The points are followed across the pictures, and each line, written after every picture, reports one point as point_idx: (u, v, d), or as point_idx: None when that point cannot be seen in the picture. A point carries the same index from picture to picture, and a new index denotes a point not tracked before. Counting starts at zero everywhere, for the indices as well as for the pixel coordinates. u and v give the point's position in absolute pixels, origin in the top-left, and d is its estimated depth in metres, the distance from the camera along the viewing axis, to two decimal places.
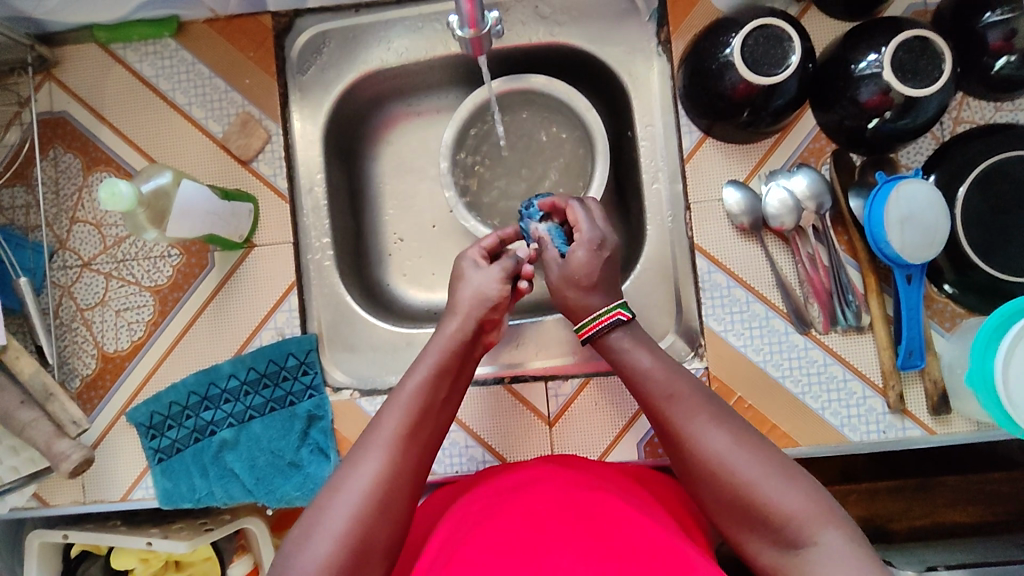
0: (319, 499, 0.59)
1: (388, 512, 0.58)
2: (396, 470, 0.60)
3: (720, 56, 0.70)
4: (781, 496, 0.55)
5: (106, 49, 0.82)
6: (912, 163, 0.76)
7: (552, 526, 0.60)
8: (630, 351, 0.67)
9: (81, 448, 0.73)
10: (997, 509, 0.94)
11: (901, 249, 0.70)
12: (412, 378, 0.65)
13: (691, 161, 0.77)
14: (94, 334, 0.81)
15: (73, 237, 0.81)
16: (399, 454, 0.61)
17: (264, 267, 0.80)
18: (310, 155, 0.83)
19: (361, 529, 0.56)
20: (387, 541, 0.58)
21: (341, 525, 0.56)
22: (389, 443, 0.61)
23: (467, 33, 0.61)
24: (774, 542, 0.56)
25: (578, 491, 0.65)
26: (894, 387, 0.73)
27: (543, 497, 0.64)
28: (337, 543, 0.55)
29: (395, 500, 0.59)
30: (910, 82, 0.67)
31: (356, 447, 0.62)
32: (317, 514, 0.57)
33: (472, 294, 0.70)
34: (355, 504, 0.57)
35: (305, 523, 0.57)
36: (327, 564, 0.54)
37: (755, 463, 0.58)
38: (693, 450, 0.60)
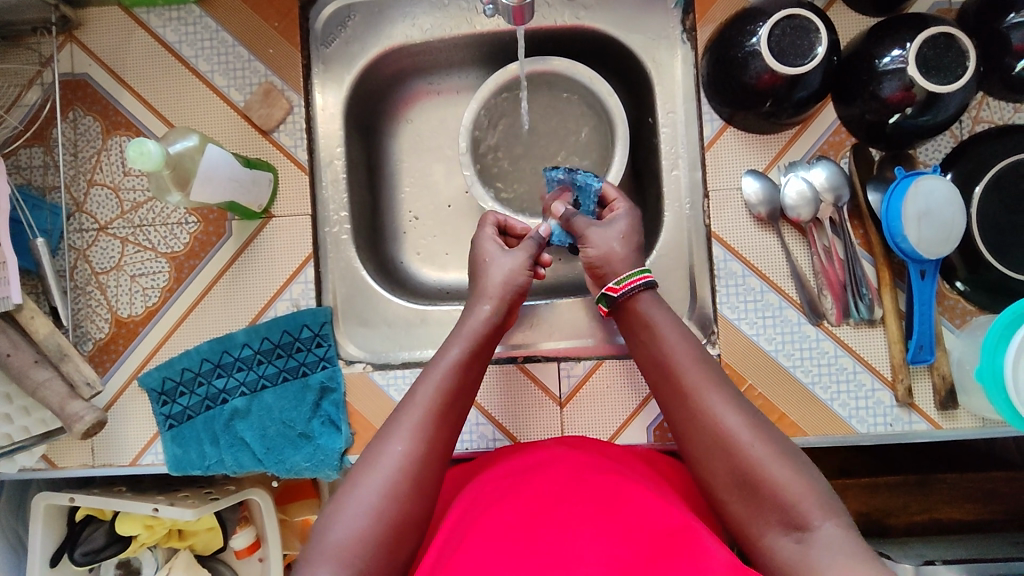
0: (351, 475, 0.60)
1: (422, 490, 0.58)
2: (429, 449, 0.60)
3: (746, 45, 0.70)
4: (789, 481, 0.56)
5: (130, 13, 0.82)
6: (930, 161, 0.77)
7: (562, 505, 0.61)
8: (654, 324, 0.66)
9: (95, 410, 0.73)
10: (993, 507, 0.95)
11: (918, 243, 0.70)
12: (445, 358, 0.65)
13: (712, 149, 0.78)
14: (109, 298, 0.81)
15: (90, 200, 0.81)
16: (432, 434, 0.61)
17: (280, 237, 0.80)
18: (330, 128, 0.83)
19: (395, 507, 0.57)
20: (420, 518, 0.58)
21: (375, 502, 0.57)
22: (424, 422, 0.61)
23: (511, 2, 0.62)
24: (781, 526, 0.55)
25: (589, 472, 0.66)
26: (902, 381, 0.74)
27: (556, 477, 0.65)
28: (370, 520, 0.56)
29: (429, 478, 0.59)
30: (934, 79, 0.67)
31: (387, 423, 0.62)
32: (350, 490, 0.58)
33: (503, 279, 0.71)
34: (389, 482, 0.58)
35: (338, 500, 0.58)
36: (362, 540, 0.55)
37: (766, 445, 0.58)
38: (710, 427, 0.60)
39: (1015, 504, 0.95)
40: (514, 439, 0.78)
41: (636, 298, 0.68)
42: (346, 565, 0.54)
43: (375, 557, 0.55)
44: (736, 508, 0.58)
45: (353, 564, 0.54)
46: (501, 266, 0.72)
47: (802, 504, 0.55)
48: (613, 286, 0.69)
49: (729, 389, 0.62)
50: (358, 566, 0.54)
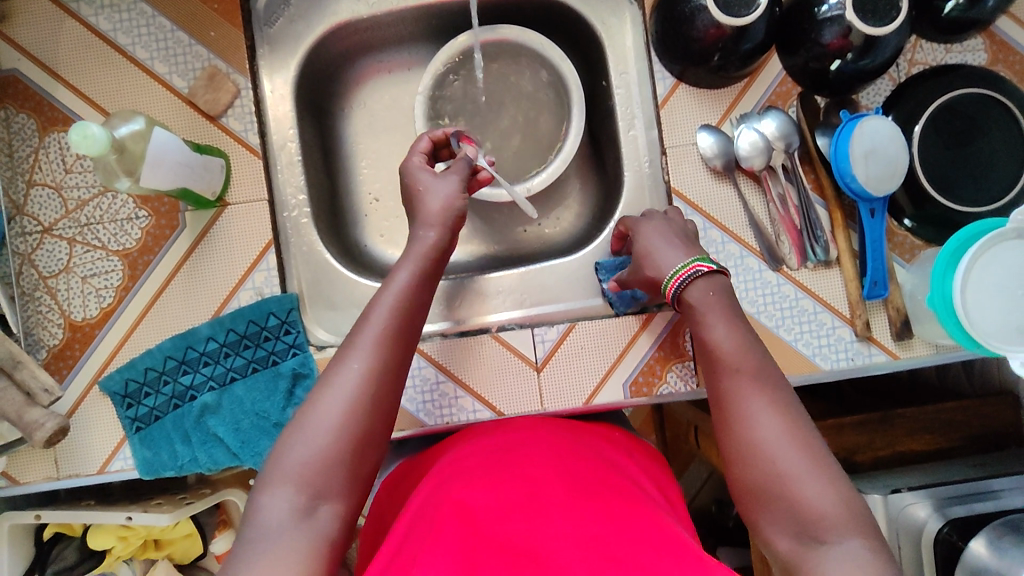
0: (310, 398, 0.59)
1: (382, 407, 0.59)
2: (384, 367, 0.60)
3: (691, 1, 0.72)
4: (790, 461, 0.53)
5: (58, 2, 0.78)
6: (872, 104, 0.79)
7: (546, 484, 0.61)
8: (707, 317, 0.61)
9: (56, 416, 0.70)
10: (951, 436, 1.00)
11: (866, 182, 0.72)
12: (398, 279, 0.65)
13: (666, 107, 0.79)
14: (60, 302, 0.78)
15: (31, 202, 0.78)
16: (389, 352, 0.60)
17: (238, 225, 0.78)
18: (281, 111, 0.81)
19: (354, 421, 0.57)
20: (379, 436, 0.58)
21: (334, 420, 0.56)
22: (378, 340, 0.60)
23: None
24: (786, 502, 0.52)
25: (565, 453, 0.67)
26: (860, 316, 0.76)
27: (543, 459, 0.65)
28: (330, 437, 0.55)
29: (387, 394, 0.59)
30: (869, 21, 0.70)
31: (344, 345, 0.61)
32: (309, 411, 0.57)
33: (443, 204, 0.69)
34: (348, 400, 0.57)
35: (297, 420, 0.57)
36: (322, 457, 0.55)
37: (789, 432, 0.54)
38: (739, 394, 0.56)
39: (971, 431, 1.00)
40: (495, 410, 0.78)
41: (689, 290, 0.63)
42: (305, 482, 0.54)
43: (339, 475, 0.55)
44: (731, 490, 0.56)
45: (315, 483, 0.54)
46: (438, 195, 0.70)
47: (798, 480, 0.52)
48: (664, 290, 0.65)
49: (761, 368, 0.58)
50: (317, 483, 0.54)
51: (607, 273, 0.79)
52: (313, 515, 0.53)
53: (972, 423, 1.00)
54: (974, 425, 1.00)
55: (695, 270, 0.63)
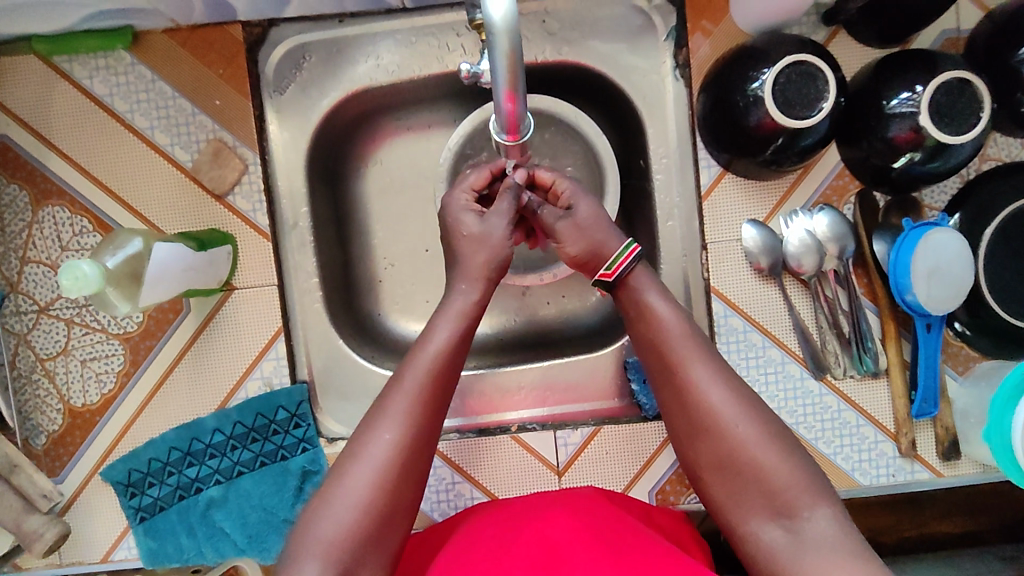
0: (338, 464, 0.55)
1: (414, 477, 0.55)
2: (417, 434, 0.55)
3: (747, 90, 0.64)
4: (775, 464, 0.53)
5: (49, 62, 0.71)
6: (935, 204, 0.72)
7: (565, 553, 0.58)
8: (647, 303, 0.60)
9: (54, 525, 0.72)
10: (981, 520, 0.97)
11: (925, 300, 0.67)
12: (435, 340, 0.59)
13: (710, 198, 0.73)
14: (59, 386, 0.74)
15: (25, 279, 0.72)
16: (424, 416, 0.56)
17: (245, 310, 0.73)
18: (293, 185, 0.75)
19: (386, 495, 0.53)
20: (410, 505, 0.55)
21: (362, 494, 0.53)
22: (411, 406, 0.56)
23: (506, 141, 0.53)
24: (768, 514, 0.53)
25: (588, 518, 0.63)
26: (906, 434, 0.72)
27: (562, 527, 0.62)
28: (359, 511, 0.52)
29: (418, 464, 0.55)
30: (946, 128, 0.62)
31: (375, 404, 0.57)
32: (337, 481, 0.54)
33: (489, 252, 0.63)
34: (379, 470, 0.53)
35: (325, 491, 0.54)
36: (350, 532, 0.52)
37: (753, 424, 0.55)
38: (698, 398, 0.56)
39: (1001, 516, 0.97)
40: None
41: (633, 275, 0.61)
42: (334, 560, 0.51)
43: (365, 557, 0.52)
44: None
45: (343, 560, 0.51)
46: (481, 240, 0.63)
47: (791, 493, 0.53)
48: (606, 271, 0.61)
49: (721, 365, 0.57)
50: (347, 560, 0.51)
51: (637, 373, 0.75)
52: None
53: (1003, 508, 0.97)
54: (1006, 510, 0.96)
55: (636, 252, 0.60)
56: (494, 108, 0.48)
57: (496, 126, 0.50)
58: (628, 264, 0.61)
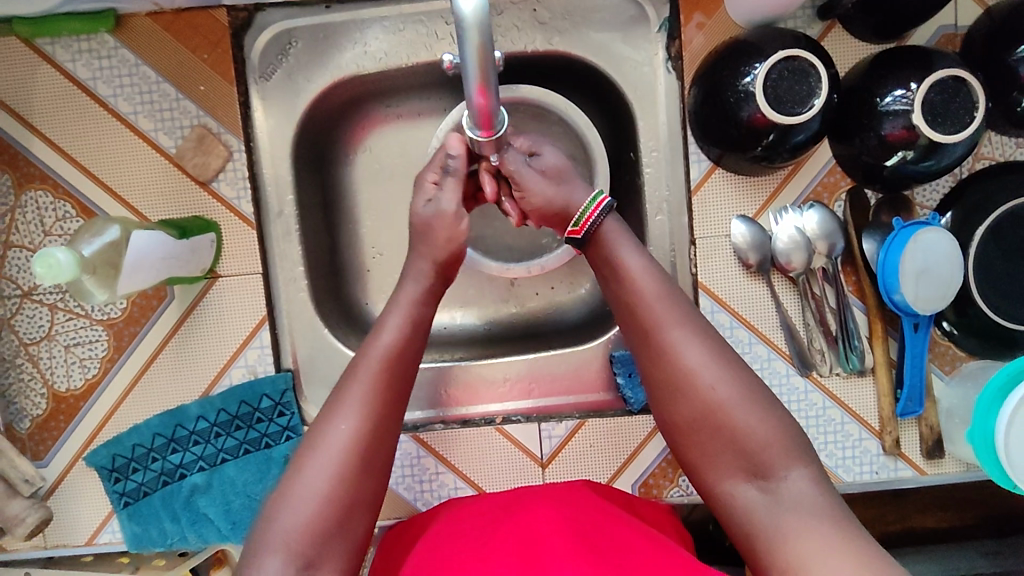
0: (296, 459, 0.56)
1: (373, 468, 0.55)
2: (374, 425, 0.56)
3: (739, 85, 0.63)
4: (753, 427, 0.54)
5: (29, 44, 0.70)
6: (926, 203, 0.72)
7: (547, 544, 0.58)
8: (620, 261, 0.60)
9: (37, 510, 0.68)
10: (964, 515, 0.98)
11: (914, 300, 0.67)
12: (387, 328, 0.60)
13: (699, 193, 0.72)
14: (43, 371, 0.74)
15: (9, 264, 0.72)
16: (379, 406, 0.57)
17: (230, 298, 0.73)
18: (279, 173, 0.74)
19: (345, 487, 0.54)
20: (372, 496, 0.56)
21: (321, 484, 0.53)
22: (366, 397, 0.56)
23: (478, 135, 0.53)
24: (746, 479, 0.54)
25: (572, 512, 0.64)
26: (890, 432, 0.72)
27: (544, 518, 0.62)
28: (320, 503, 0.53)
29: (377, 454, 0.56)
30: (939, 127, 0.61)
31: (330, 398, 0.58)
32: (295, 473, 0.54)
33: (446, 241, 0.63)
34: (336, 462, 0.54)
35: (283, 486, 0.54)
36: (312, 524, 0.52)
37: (732, 386, 0.55)
38: (677, 361, 0.56)
39: (985, 511, 0.97)
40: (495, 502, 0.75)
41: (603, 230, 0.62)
42: (295, 553, 0.51)
43: (329, 544, 0.52)
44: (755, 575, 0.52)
45: (304, 552, 0.51)
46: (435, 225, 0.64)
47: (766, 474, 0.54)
48: (574, 227, 0.62)
49: (708, 334, 0.58)
50: (308, 552, 0.51)
51: (622, 366, 0.75)
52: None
53: (987, 503, 0.97)
54: (989, 506, 0.97)
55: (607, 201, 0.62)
56: (466, 102, 0.48)
57: (469, 120, 0.50)
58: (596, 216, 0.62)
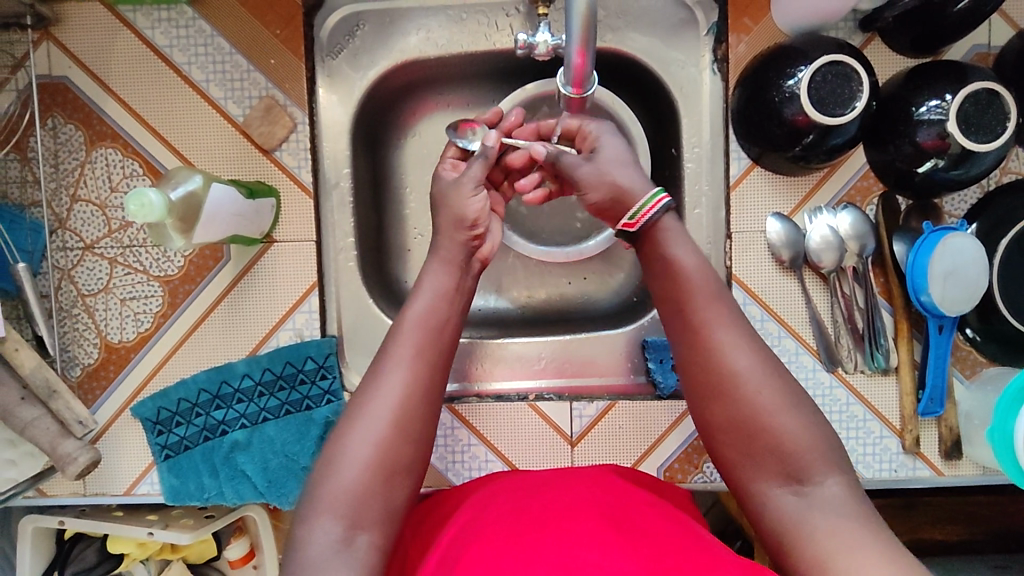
0: (337, 430, 0.58)
1: (411, 434, 0.57)
2: (414, 392, 0.58)
3: (783, 87, 0.67)
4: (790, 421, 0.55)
5: (114, 11, 0.74)
6: (955, 212, 0.75)
7: (581, 525, 0.60)
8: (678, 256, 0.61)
9: (88, 450, 0.71)
10: (974, 529, 0.99)
11: (940, 301, 0.70)
12: (421, 304, 0.63)
13: (737, 189, 0.75)
14: (97, 322, 0.76)
15: (74, 217, 0.75)
16: (415, 376, 0.59)
17: (283, 262, 0.76)
18: (337, 147, 0.78)
19: (385, 454, 0.56)
20: (413, 462, 0.57)
21: (367, 450, 0.55)
22: (404, 366, 0.59)
23: (569, 91, 0.59)
24: None
25: (600, 496, 0.65)
26: (911, 431, 0.75)
27: (575, 501, 0.64)
28: (364, 469, 0.55)
29: (418, 420, 0.58)
30: (972, 136, 0.65)
31: (370, 371, 0.60)
32: (340, 441, 0.56)
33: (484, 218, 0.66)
34: (375, 431, 0.56)
35: (326, 456, 0.56)
36: (358, 489, 0.54)
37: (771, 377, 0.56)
38: (705, 353, 0.57)
39: (994, 526, 0.99)
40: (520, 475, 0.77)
41: (658, 226, 0.61)
42: (342, 513, 0.53)
43: (375, 505, 0.54)
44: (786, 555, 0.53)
45: (351, 512, 0.53)
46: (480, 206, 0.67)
47: None
48: (628, 221, 0.61)
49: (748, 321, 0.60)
50: (353, 512, 0.53)
51: (655, 353, 0.78)
52: (353, 545, 0.52)
53: (996, 519, 0.99)
54: (998, 521, 0.99)
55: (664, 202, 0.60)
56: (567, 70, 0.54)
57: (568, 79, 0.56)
58: (653, 213, 0.61)
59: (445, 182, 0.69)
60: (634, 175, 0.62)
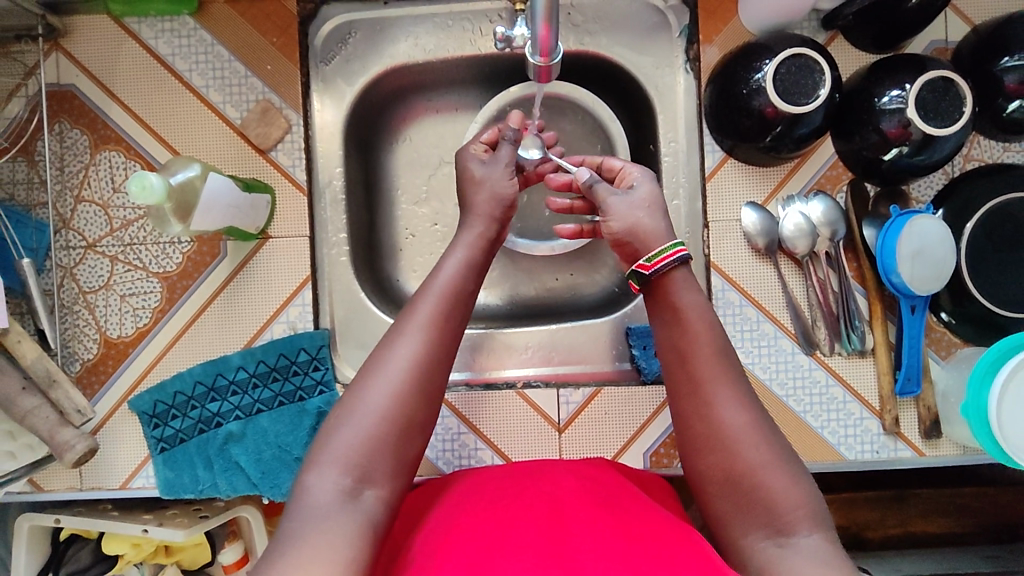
0: (357, 380, 0.59)
1: (427, 392, 0.59)
2: (432, 352, 0.60)
3: (751, 81, 0.71)
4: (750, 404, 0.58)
5: (119, 22, 0.79)
6: (922, 197, 0.79)
7: (570, 513, 0.61)
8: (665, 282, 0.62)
9: (85, 438, 0.73)
10: (965, 521, 0.99)
11: (910, 281, 0.72)
12: (448, 268, 0.65)
13: (713, 179, 0.79)
14: (98, 318, 0.79)
15: (78, 217, 0.78)
16: (437, 336, 0.61)
17: (278, 258, 0.79)
18: (330, 147, 0.82)
19: (400, 408, 0.57)
20: (424, 421, 0.59)
21: (381, 402, 0.57)
22: (424, 327, 0.61)
23: (538, 62, 0.55)
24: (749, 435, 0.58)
25: (588, 486, 0.66)
26: (890, 411, 0.76)
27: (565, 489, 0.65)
28: (378, 420, 0.57)
29: (433, 381, 0.59)
30: (932, 122, 0.68)
31: (391, 329, 0.62)
32: (356, 393, 0.58)
33: (490, 199, 0.70)
34: (396, 383, 0.58)
35: (344, 405, 0.58)
36: (369, 441, 0.56)
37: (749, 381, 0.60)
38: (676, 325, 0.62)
39: (984, 518, 0.99)
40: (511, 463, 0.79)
41: (670, 275, 0.61)
42: (351, 466, 0.55)
43: (383, 460, 0.56)
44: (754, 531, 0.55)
45: (359, 466, 0.55)
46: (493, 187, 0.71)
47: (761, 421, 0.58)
48: (645, 262, 0.62)
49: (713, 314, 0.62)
50: (362, 467, 0.55)
51: (638, 339, 0.81)
52: (358, 499, 0.54)
53: (986, 510, 0.99)
54: (988, 513, 0.99)
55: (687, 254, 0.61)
56: (531, 37, 0.53)
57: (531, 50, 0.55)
58: (672, 260, 0.61)
59: (473, 164, 0.72)
60: (659, 222, 0.63)
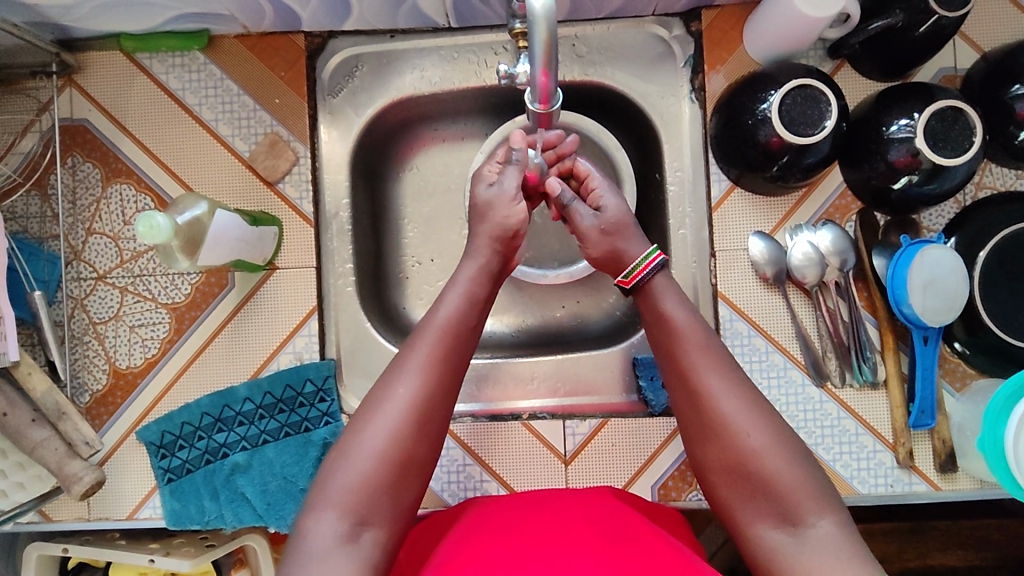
0: (355, 421, 0.59)
1: (425, 433, 0.59)
2: (431, 392, 0.59)
3: (756, 111, 0.70)
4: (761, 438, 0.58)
5: (132, 58, 0.80)
6: (933, 227, 0.78)
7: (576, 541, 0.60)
8: (664, 309, 0.64)
9: (93, 470, 0.73)
10: (985, 554, 0.96)
11: (922, 311, 0.71)
12: (447, 303, 0.64)
13: (719, 210, 0.79)
14: (107, 349, 0.79)
15: (89, 249, 0.79)
16: (436, 375, 0.60)
17: (285, 288, 0.80)
18: (337, 178, 0.82)
19: (397, 449, 0.57)
20: (423, 460, 0.59)
21: (379, 444, 0.57)
22: (423, 366, 0.60)
23: (538, 107, 0.56)
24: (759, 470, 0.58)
25: (594, 512, 0.66)
26: (904, 444, 0.75)
27: (569, 517, 0.65)
28: (375, 461, 0.57)
29: (432, 420, 0.59)
30: (941, 152, 0.67)
31: (391, 367, 0.61)
32: (355, 434, 0.58)
33: (493, 227, 0.68)
34: (394, 423, 0.58)
35: (342, 445, 0.58)
36: (367, 481, 0.56)
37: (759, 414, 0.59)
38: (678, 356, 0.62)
39: (1006, 551, 0.96)
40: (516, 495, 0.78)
41: (649, 284, 0.66)
42: (349, 509, 0.55)
43: (381, 501, 0.56)
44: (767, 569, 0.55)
45: (356, 510, 0.56)
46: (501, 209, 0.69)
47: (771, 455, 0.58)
48: (624, 278, 0.67)
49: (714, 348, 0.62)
50: (360, 511, 0.56)
51: (645, 370, 0.80)
52: (357, 541, 0.55)
53: (1007, 543, 0.97)
54: (1009, 546, 0.96)
55: (661, 259, 0.66)
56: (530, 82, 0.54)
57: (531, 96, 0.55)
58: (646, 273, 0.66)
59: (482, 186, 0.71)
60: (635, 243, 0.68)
